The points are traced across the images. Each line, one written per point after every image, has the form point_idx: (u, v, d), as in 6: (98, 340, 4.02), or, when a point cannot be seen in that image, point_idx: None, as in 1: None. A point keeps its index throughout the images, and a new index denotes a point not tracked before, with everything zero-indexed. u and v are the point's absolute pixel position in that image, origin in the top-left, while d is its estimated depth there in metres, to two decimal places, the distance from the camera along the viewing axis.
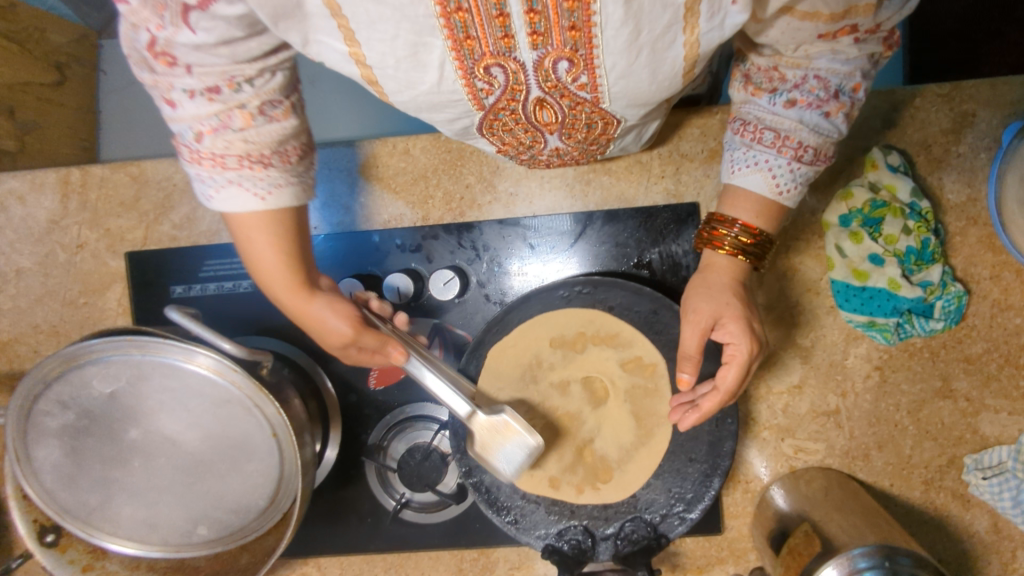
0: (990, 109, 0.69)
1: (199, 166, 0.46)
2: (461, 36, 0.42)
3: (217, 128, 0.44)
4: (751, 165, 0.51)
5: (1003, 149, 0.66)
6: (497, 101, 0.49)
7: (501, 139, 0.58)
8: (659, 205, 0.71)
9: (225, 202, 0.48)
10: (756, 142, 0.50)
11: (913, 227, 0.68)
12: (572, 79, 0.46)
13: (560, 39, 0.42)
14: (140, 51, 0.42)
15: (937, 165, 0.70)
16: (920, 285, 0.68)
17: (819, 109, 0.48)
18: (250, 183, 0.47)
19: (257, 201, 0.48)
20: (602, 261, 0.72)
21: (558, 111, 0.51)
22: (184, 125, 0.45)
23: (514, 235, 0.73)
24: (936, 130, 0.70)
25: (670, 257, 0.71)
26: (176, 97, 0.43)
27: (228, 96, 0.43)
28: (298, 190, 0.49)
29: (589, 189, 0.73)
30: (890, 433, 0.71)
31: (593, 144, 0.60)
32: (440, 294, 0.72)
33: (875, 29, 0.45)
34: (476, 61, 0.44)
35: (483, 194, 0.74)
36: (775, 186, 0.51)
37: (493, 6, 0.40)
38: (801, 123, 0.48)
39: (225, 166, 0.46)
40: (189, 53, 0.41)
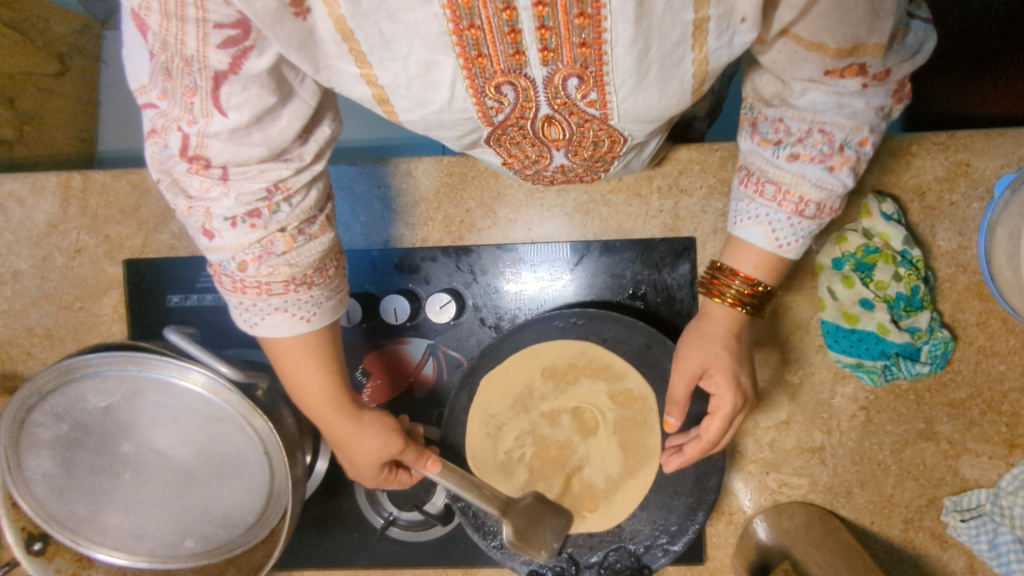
0: (984, 160, 0.70)
1: (242, 294, 0.48)
2: (473, 53, 0.42)
3: (260, 255, 0.46)
4: (753, 218, 0.51)
5: (996, 200, 0.66)
6: (506, 119, 0.50)
7: (508, 150, 0.57)
8: (656, 238, 0.72)
9: (269, 327, 0.50)
10: (758, 194, 0.50)
11: (902, 275, 0.68)
12: (580, 96, 0.47)
13: (569, 57, 0.43)
14: (179, 171, 0.44)
15: (930, 212, 0.71)
16: (908, 330, 0.69)
17: (822, 164, 0.47)
18: (295, 307, 0.50)
19: (302, 322, 0.50)
20: (598, 290, 0.73)
21: (567, 128, 0.52)
22: (226, 256, 0.47)
23: (511, 260, 0.74)
24: (931, 177, 0.71)
25: (665, 290, 0.72)
26: (217, 227, 0.45)
27: (268, 219, 0.46)
28: (334, 303, 0.52)
29: (588, 219, 0.73)
30: (873, 472, 0.73)
31: (598, 162, 0.61)
32: (435, 317, 0.72)
33: (882, 76, 0.45)
34: (487, 80, 0.45)
35: (483, 219, 0.74)
36: (774, 240, 0.50)
37: (505, 23, 0.40)
38: (802, 177, 0.47)
39: (270, 292, 0.48)
40: (226, 161, 0.43)
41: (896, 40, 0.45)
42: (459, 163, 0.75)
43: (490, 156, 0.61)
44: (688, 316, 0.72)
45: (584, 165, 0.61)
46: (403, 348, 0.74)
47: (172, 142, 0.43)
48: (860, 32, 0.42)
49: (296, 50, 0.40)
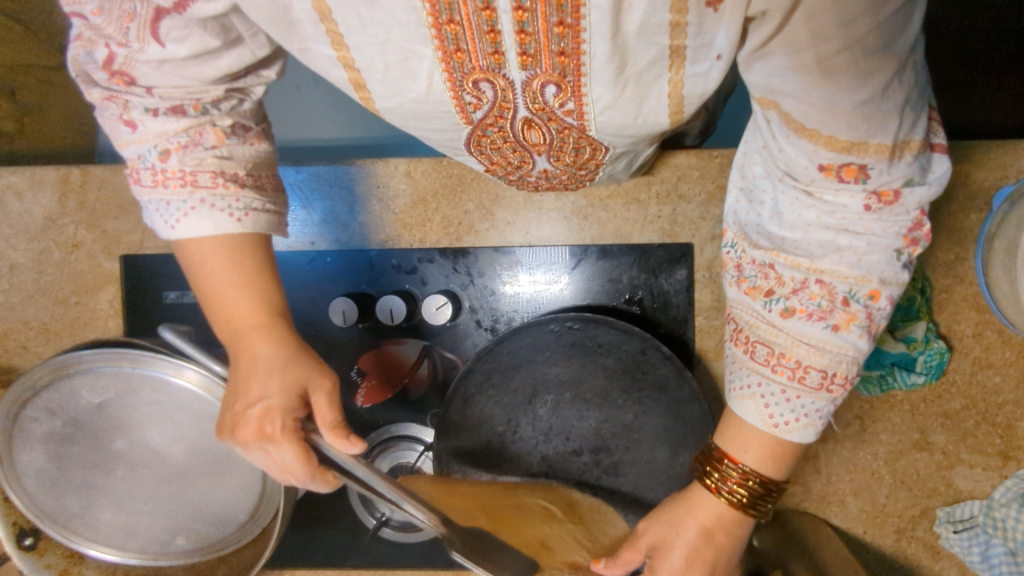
0: (983, 171, 0.70)
1: (164, 188, 0.46)
2: (452, 48, 0.42)
3: (186, 145, 0.45)
4: (744, 388, 0.46)
5: (993, 210, 0.66)
6: (484, 115, 0.50)
7: (490, 157, 0.58)
8: (654, 244, 0.72)
9: (189, 228, 0.47)
10: (750, 356, 0.45)
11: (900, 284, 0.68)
12: (560, 104, 0.47)
13: (547, 64, 0.43)
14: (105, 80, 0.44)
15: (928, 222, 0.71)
16: (904, 339, 0.69)
17: (822, 322, 0.42)
18: (222, 204, 0.47)
19: (231, 223, 0.47)
20: (594, 294, 0.73)
21: (546, 133, 0.51)
22: (147, 146, 0.46)
23: (507, 262, 0.74)
24: None
25: (661, 296, 0.72)
26: (138, 117, 0.45)
27: (195, 113, 0.45)
28: (270, 216, 0.50)
29: (586, 223, 0.73)
30: (866, 481, 0.73)
31: (581, 169, 0.60)
32: (430, 318, 0.72)
33: (891, 198, 0.39)
34: (465, 74, 0.45)
35: (482, 221, 0.74)
36: (768, 418, 0.45)
37: (485, 22, 0.40)
38: (799, 339, 0.42)
39: (195, 185, 0.46)
40: (149, 74, 0.43)
41: (908, 152, 0.38)
42: (459, 165, 0.74)
43: (473, 161, 0.61)
44: (684, 322, 0.72)
45: (563, 172, 0.61)
46: (398, 348, 0.74)
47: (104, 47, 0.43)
48: (866, 117, 0.36)
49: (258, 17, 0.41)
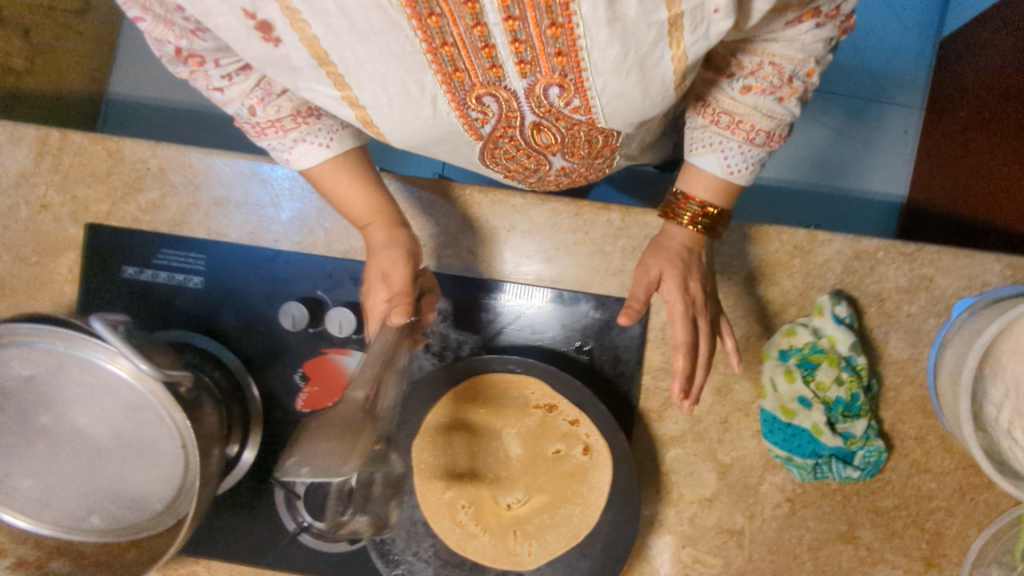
0: (947, 278, 0.70)
1: (264, 135, 0.59)
2: (452, 68, 0.49)
3: (263, 97, 0.55)
4: (707, 146, 0.61)
5: (951, 320, 0.68)
6: (495, 129, 0.56)
7: (507, 166, 0.65)
8: (611, 296, 0.72)
9: (299, 158, 0.61)
10: (714, 124, 0.59)
11: (845, 379, 0.68)
12: (566, 103, 0.52)
13: (547, 68, 0.48)
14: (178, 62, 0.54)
15: (886, 319, 0.71)
16: (842, 434, 0.69)
17: (772, 95, 0.55)
18: (311, 137, 0.60)
19: (324, 149, 0.61)
20: (548, 337, 0.73)
21: (557, 134, 0.57)
22: (237, 105, 0.56)
23: (464, 291, 0.73)
24: (893, 286, 0.71)
25: (613, 349, 0.73)
26: (221, 85, 0.54)
27: (263, 70, 0.54)
28: (350, 132, 0.62)
29: (549, 265, 0.73)
30: (788, 564, 0.71)
31: (598, 157, 0.63)
32: (376, 337, 0.72)
33: (835, 13, 0.52)
34: (468, 91, 0.51)
35: (446, 246, 0.73)
36: (726, 166, 0.60)
37: (478, 39, 0.46)
38: (754, 109, 0.56)
39: (284, 129, 0.58)
40: (211, 53, 0.51)
41: None
42: (429, 187, 0.73)
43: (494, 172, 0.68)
44: (630, 379, 0.72)
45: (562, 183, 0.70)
46: (343, 359, 0.74)
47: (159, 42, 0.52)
48: None
49: (259, 51, 0.48)
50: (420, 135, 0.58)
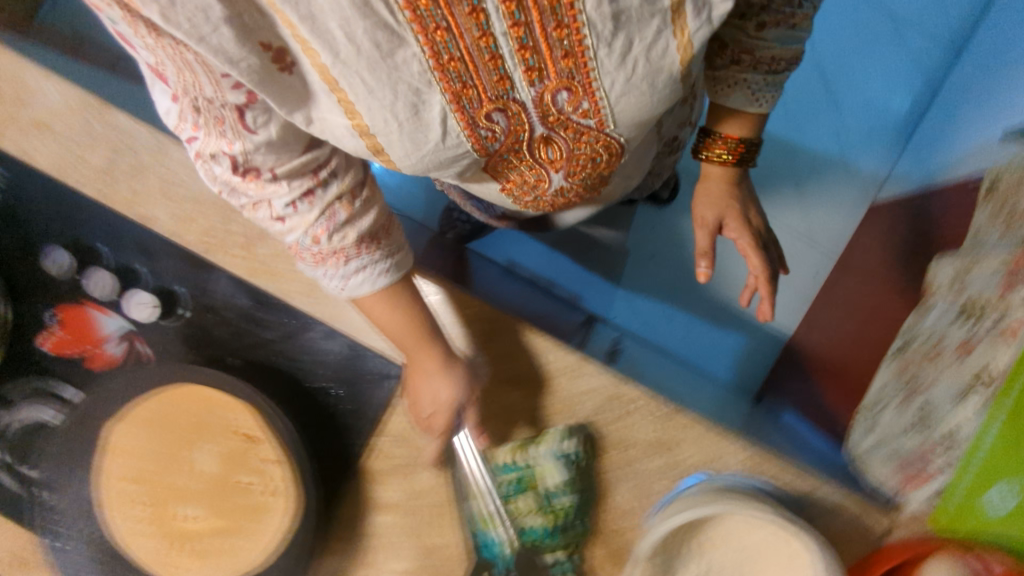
0: (691, 448, 0.71)
1: (321, 263, 0.63)
2: (459, 89, 0.53)
3: (327, 225, 0.60)
4: (746, 97, 0.76)
5: (677, 490, 0.70)
6: (502, 144, 0.61)
7: (511, 176, 0.70)
8: (375, 351, 0.73)
9: (353, 287, 0.65)
10: (769, 67, 0.73)
11: (541, 511, 0.70)
12: (574, 109, 0.58)
13: (555, 73, 0.54)
14: (279, 206, 0.59)
15: (622, 465, 0.71)
16: (525, 560, 0.70)
17: (788, 25, 0.69)
18: (369, 266, 0.64)
19: (380, 279, 0.65)
20: (301, 368, 0.72)
21: (562, 146, 0.63)
22: (300, 234, 0.61)
23: (240, 296, 0.73)
24: (639, 437, 0.71)
25: (357, 401, 0.72)
26: (286, 214, 0.60)
27: (321, 195, 0.60)
28: (398, 256, 0.67)
29: (328, 301, 0.73)
30: None
31: (590, 179, 0.72)
32: (134, 313, 0.72)
33: None
34: (477, 110, 0.55)
35: (239, 247, 0.73)
36: (752, 101, 0.76)
37: (485, 51, 0.51)
38: (778, 42, 0.70)
39: (347, 257, 0.63)
40: (262, 159, 0.56)
41: None
42: None
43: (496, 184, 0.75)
44: (361, 435, 0.72)
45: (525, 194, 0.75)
46: (100, 317, 0.72)
47: (212, 180, 0.59)
48: None
49: (284, 89, 0.51)
50: (434, 163, 0.60)
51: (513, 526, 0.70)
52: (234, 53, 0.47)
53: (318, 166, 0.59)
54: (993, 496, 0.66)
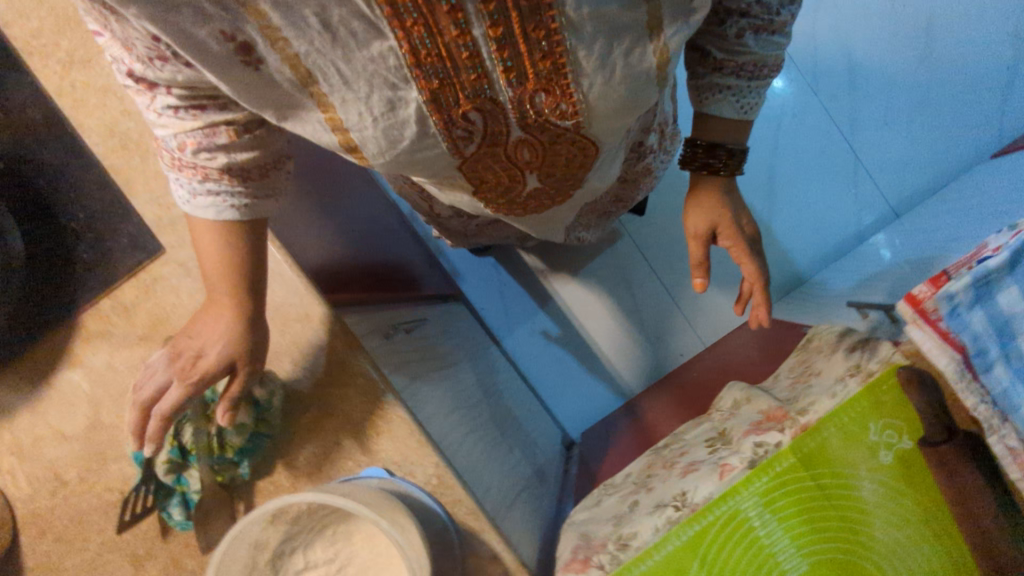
0: (387, 441, 0.71)
1: (180, 171, 0.61)
2: (436, 84, 0.50)
3: (200, 139, 0.57)
4: (724, 97, 0.71)
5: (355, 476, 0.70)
6: (478, 145, 0.60)
7: (477, 180, 0.70)
8: (138, 217, 0.72)
9: (197, 207, 0.63)
10: (747, 75, 0.68)
11: (211, 437, 0.67)
12: (552, 113, 0.56)
13: (528, 74, 0.51)
14: (185, 125, 0.56)
15: (315, 427, 0.71)
16: (177, 477, 0.66)
17: (772, 28, 0.63)
18: (221, 196, 0.63)
19: (227, 211, 0.63)
20: (60, 200, 0.71)
21: (535, 150, 0.63)
22: (169, 139, 0.58)
23: (33, 106, 0.71)
24: (343, 412, 0.71)
25: (97, 252, 0.71)
26: (160, 113, 0.55)
27: (210, 115, 0.56)
28: (253, 207, 0.65)
29: (117, 152, 0.72)
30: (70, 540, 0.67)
31: (565, 179, 0.74)
32: None
33: None
34: (455, 109, 0.53)
35: (54, 62, 0.71)
36: (741, 109, 0.72)
37: (462, 47, 0.47)
38: (760, 43, 0.64)
39: (205, 177, 0.61)
40: (164, 86, 0.53)
41: None
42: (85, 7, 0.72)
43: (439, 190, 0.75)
44: (83, 286, 0.70)
45: (496, 191, 0.74)
46: None
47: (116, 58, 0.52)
48: None
49: (251, 82, 0.50)
50: (419, 158, 0.60)
51: (197, 456, 0.67)
52: (191, 42, 0.46)
53: (234, 120, 0.57)
54: None
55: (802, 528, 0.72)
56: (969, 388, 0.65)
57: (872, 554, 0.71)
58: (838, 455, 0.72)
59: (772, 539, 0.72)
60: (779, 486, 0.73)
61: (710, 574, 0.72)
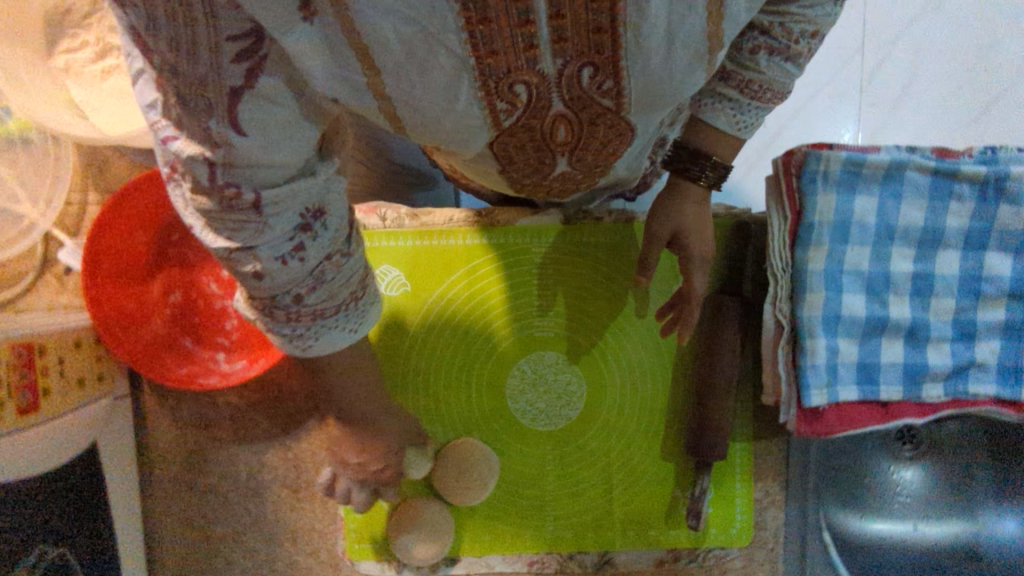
0: None
1: (289, 321, 0.40)
2: (482, 53, 0.32)
3: (300, 243, 0.36)
4: (715, 103, 0.48)
5: None
6: (510, 128, 0.40)
7: (495, 151, 0.44)
8: None
9: (326, 348, 0.42)
10: (749, 83, 0.46)
11: None
12: (598, 88, 0.38)
13: (580, 47, 0.34)
14: (266, 260, 0.35)
15: None
16: None
17: (783, 55, 0.44)
18: (346, 317, 0.42)
19: (352, 333, 0.43)
20: None
21: (577, 127, 0.43)
22: (250, 261, 0.35)
23: None
24: None
25: None
26: (266, 267, 0.36)
27: (316, 245, 0.36)
28: (351, 333, 0.43)
29: None
30: None
31: (601, 161, 0.52)
32: None
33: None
34: (497, 80, 0.35)
35: None
36: (736, 122, 0.49)
37: (518, 15, 0.31)
38: (764, 76, 0.45)
39: (324, 315, 0.40)
40: (277, 269, 0.36)
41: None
42: None
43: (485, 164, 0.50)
44: None
45: (522, 171, 0.51)
46: None
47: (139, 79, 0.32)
48: None
49: (272, 118, 0.31)
50: (440, 140, 0.40)
51: None
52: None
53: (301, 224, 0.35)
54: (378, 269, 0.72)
55: (571, 303, 0.73)
56: (779, 249, 0.66)
57: (615, 357, 0.73)
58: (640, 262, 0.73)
59: (541, 296, 0.73)
60: (577, 256, 0.72)
61: (468, 288, 0.72)
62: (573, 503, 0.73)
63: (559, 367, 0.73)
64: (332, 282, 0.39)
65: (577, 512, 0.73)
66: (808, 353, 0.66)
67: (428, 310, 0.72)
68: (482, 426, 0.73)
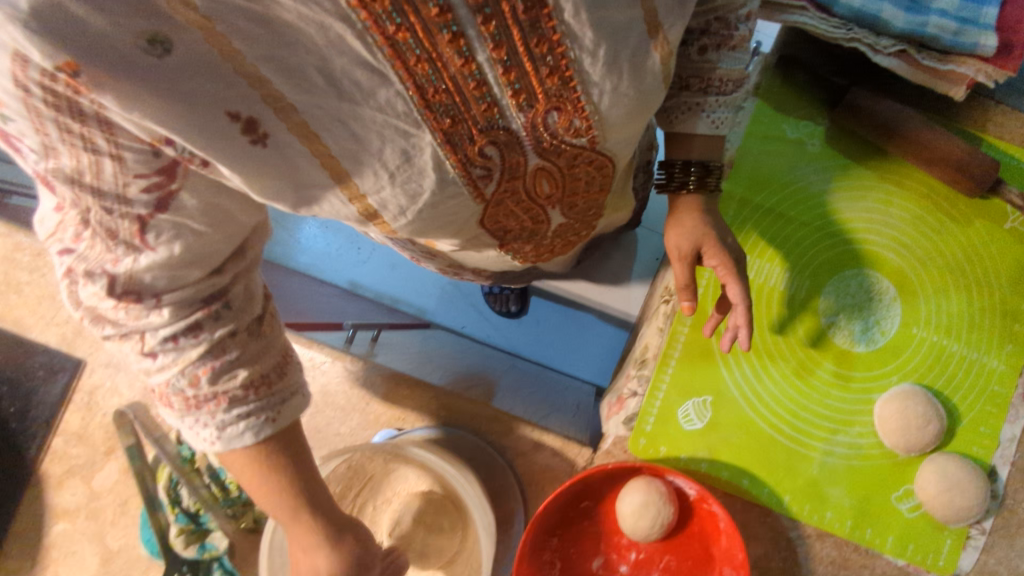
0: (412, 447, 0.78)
1: (175, 412, 0.46)
2: (444, 122, 0.42)
3: (186, 368, 0.45)
4: (689, 112, 0.61)
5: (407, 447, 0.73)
6: (498, 187, 0.50)
7: (498, 221, 0.57)
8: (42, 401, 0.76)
9: (200, 442, 0.46)
10: (711, 87, 0.59)
11: None
12: (568, 131, 0.47)
13: (540, 93, 0.44)
14: (147, 337, 0.44)
15: None
16: None
17: (729, 46, 0.57)
18: (214, 413, 0.46)
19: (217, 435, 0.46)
20: None
21: (555, 177, 0.52)
22: (159, 379, 0.45)
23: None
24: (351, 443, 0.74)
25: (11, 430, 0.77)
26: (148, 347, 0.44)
27: (200, 337, 0.45)
28: (247, 427, 0.47)
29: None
30: None
31: (591, 204, 0.62)
32: None
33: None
34: (470, 147, 0.45)
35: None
36: (711, 122, 0.61)
37: (468, 77, 0.41)
38: (722, 68, 0.57)
39: (187, 406, 0.46)
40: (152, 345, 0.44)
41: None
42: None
43: (488, 242, 0.62)
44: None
45: (524, 233, 0.62)
46: None
47: (77, 307, 0.44)
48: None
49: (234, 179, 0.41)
50: (446, 220, 0.51)
51: None
52: (190, 114, 0.36)
53: (206, 304, 0.45)
54: (681, 413, 0.71)
55: (784, 250, 0.74)
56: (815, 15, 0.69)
57: (852, 229, 0.74)
58: (772, 171, 0.75)
59: (770, 273, 0.73)
60: (742, 227, 0.74)
61: (733, 337, 0.73)
62: (978, 330, 0.71)
63: (840, 285, 0.73)
64: (262, 414, 0.47)
65: (988, 329, 0.71)
66: (940, 34, 0.66)
67: (743, 383, 0.72)
68: (873, 380, 0.71)
